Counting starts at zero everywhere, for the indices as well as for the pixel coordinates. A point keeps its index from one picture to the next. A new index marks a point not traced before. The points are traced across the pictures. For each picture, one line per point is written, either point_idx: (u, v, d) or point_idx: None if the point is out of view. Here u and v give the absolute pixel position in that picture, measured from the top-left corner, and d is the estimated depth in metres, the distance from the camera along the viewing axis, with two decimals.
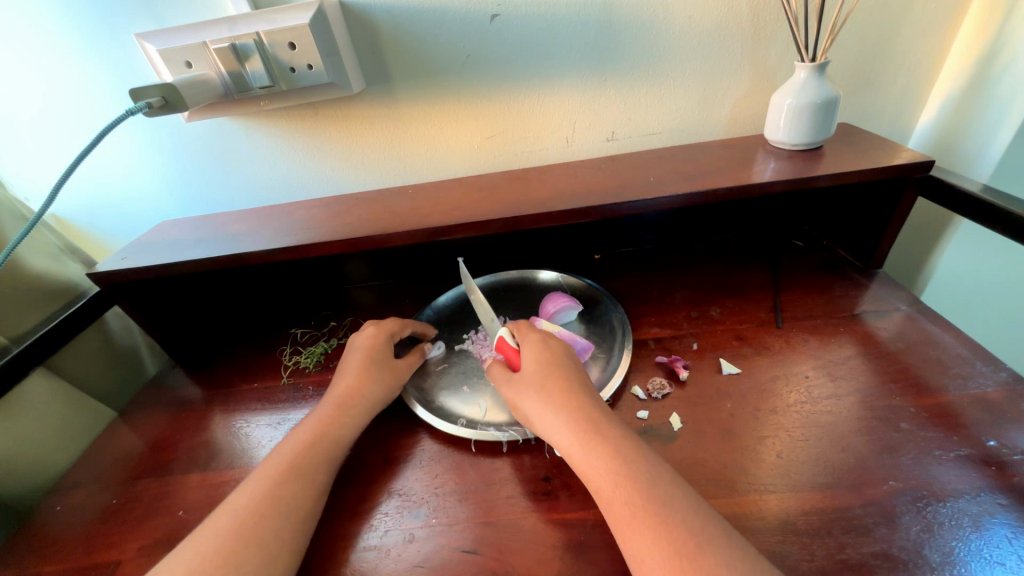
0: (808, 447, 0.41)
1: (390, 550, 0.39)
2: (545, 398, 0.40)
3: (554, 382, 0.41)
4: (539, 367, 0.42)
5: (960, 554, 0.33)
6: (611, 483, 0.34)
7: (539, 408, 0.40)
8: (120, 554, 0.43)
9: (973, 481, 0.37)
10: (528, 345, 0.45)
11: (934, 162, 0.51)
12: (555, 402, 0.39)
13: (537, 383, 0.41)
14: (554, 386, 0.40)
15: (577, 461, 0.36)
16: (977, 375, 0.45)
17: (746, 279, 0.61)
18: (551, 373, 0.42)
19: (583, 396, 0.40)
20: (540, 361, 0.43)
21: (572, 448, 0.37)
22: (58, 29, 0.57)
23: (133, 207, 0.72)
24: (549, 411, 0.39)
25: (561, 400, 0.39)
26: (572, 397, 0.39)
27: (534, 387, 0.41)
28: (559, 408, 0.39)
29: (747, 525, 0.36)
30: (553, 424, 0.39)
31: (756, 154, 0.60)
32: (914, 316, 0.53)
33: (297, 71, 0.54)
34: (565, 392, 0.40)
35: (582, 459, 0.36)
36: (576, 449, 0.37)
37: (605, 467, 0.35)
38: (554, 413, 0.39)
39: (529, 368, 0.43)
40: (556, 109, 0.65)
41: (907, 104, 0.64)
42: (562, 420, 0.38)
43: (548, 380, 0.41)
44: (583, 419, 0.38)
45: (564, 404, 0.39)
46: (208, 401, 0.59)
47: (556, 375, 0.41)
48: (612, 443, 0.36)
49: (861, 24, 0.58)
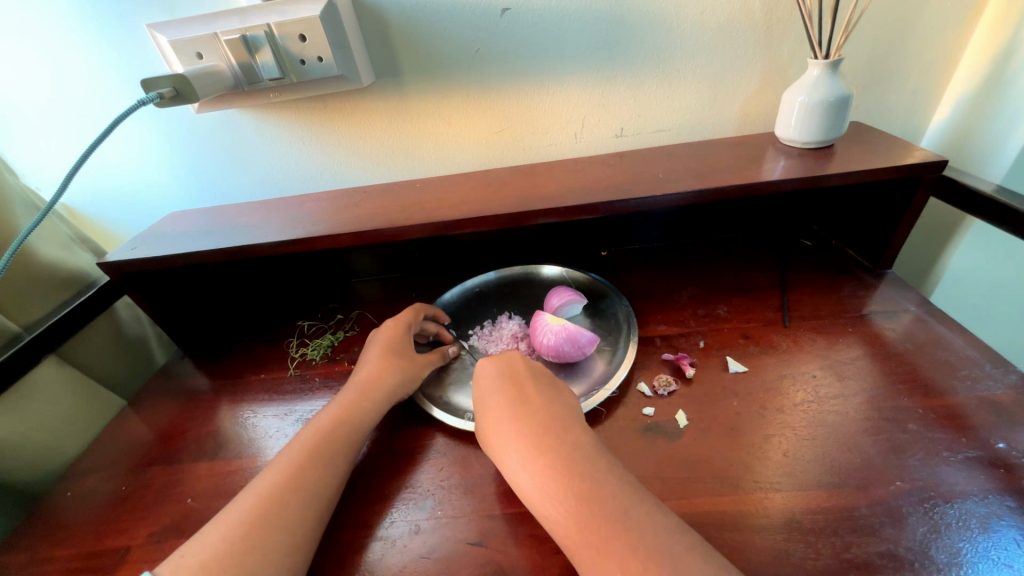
0: (815, 447, 0.41)
1: (395, 540, 0.39)
2: (496, 425, 0.39)
3: (503, 408, 0.40)
4: (494, 390, 0.42)
5: (966, 555, 0.33)
6: (556, 514, 0.33)
7: (493, 435, 0.39)
8: (128, 540, 0.44)
9: (981, 484, 0.37)
10: (509, 361, 0.45)
11: (947, 162, 0.50)
12: (503, 429, 0.39)
13: (501, 408, 0.40)
14: (504, 411, 0.40)
15: (526, 493, 0.35)
16: (986, 377, 0.45)
17: (754, 278, 0.61)
18: (502, 397, 0.41)
19: (531, 417, 0.39)
20: (502, 383, 0.42)
21: (520, 478, 0.36)
22: (70, 19, 0.57)
23: (143, 198, 0.72)
24: (509, 443, 0.38)
25: (521, 428, 0.38)
26: (531, 423, 0.38)
27: (488, 414, 0.41)
28: (508, 436, 0.38)
29: (751, 523, 0.36)
30: (505, 453, 0.38)
31: (767, 151, 0.59)
32: (924, 317, 0.53)
33: (307, 63, 0.54)
34: (523, 418, 0.39)
35: (529, 488, 0.35)
36: (524, 478, 0.36)
37: (548, 497, 0.34)
38: (505, 442, 0.38)
39: (485, 394, 0.42)
40: (565, 104, 0.64)
41: (921, 103, 0.64)
42: (510, 449, 0.38)
43: (513, 403, 0.40)
44: (540, 448, 0.36)
45: (512, 430, 0.38)
46: (216, 391, 0.59)
47: (515, 400, 0.40)
48: (555, 467, 0.35)
49: (875, 22, 0.58)
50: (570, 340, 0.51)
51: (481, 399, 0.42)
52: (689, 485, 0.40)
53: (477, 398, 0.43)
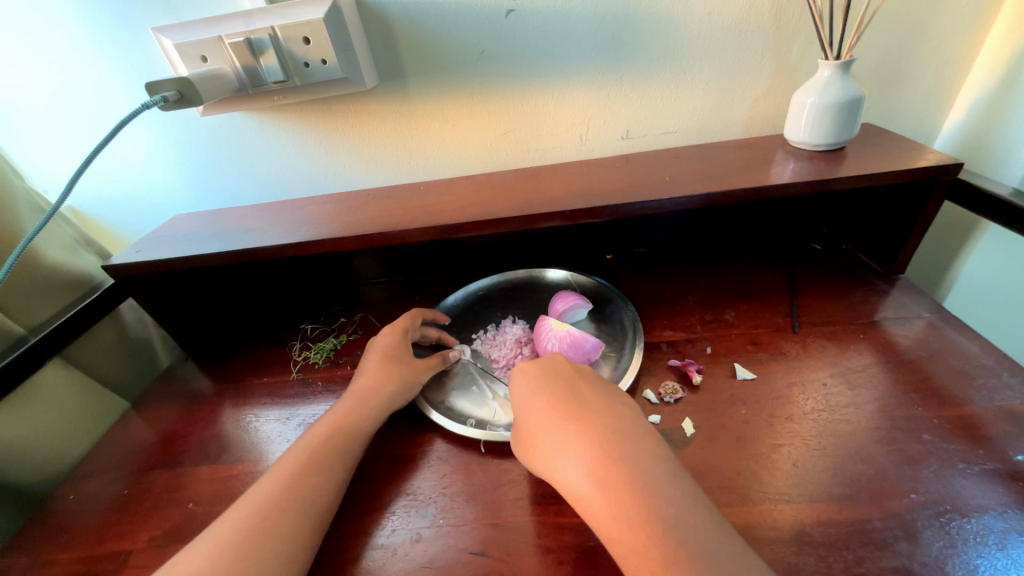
0: (825, 457, 0.40)
1: (396, 549, 0.38)
2: (546, 427, 0.38)
3: (553, 408, 0.39)
4: (540, 392, 0.41)
5: (985, 572, 0.32)
6: (616, 520, 0.32)
7: (542, 438, 0.38)
8: (129, 545, 0.43)
9: (999, 497, 0.36)
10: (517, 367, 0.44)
11: (963, 164, 0.49)
12: (555, 431, 0.38)
13: (543, 408, 0.40)
14: (556, 412, 0.39)
15: (582, 498, 0.34)
16: (1003, 387, 0.44)
17: (763, 283, 0.60)
18: (551, 398, 0.40)
19: (585, 418, 0.38)
20: (542, 384, 0.42)
21: (575, 482, 0.35)
22: (76, 23, 0.57)
23: (148, 201, 0.72)
24: (552, 443, 0.37)
25: (565, 428, 0.37)
26: (576, 422, 0.37)
27: (535, 415, 0.40)
28: (560, 438, 0.37)
29: (760, 535, 0.36)
30: (555, 455, 0.37)
31: (776, 154, 0.58)
32: (937, 323, 0.51)
33: (311, 66, 0.54)
34: (569, 418, 0.38)
35: (586, 493, 0.34)
36: (578, 483, 0.34)
37: (597, 500, 0.33)
38: (556, 444, 0.37)
39: (530, 395, 0.41)
40: (571, 107, 0.64)
41: (934, 104, 0.62)
42: (563, 452, 0.36)
43: (555, 402, 0.39)
44: (587, 449, 0.35)
45: (565, 431, 0.37)
46: (219, 394, 0.59)
47: (558, 400, 0.39)
48: (611, 472, 0.33)
49: (887, 22, 0.57)
50: (574, 346, 0.50)
51: (522, 399, 0.42)
52: None
53: (521, 400, 0.42)
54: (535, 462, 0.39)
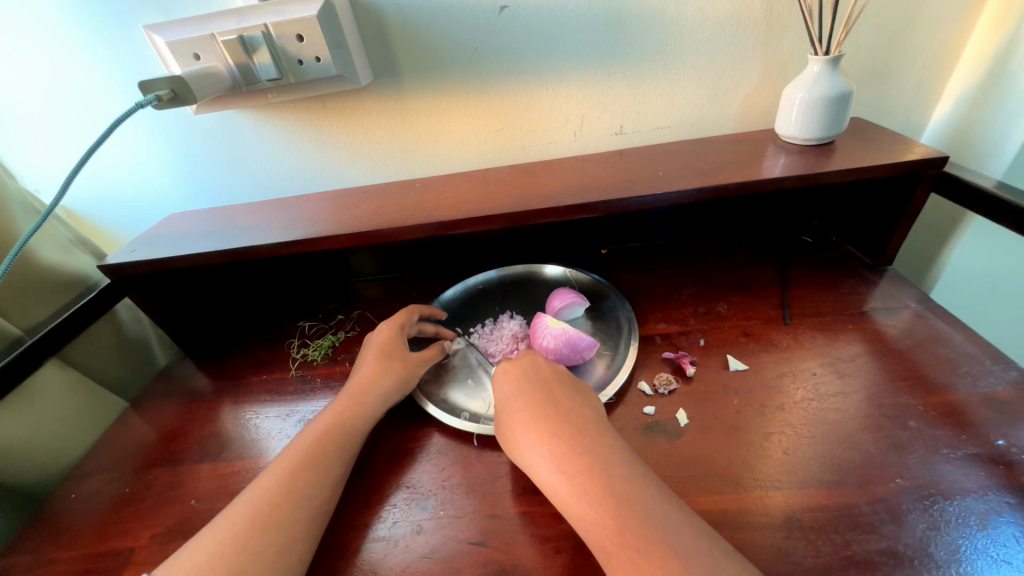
0: (815, 444, 0.41)
1: (397, 540, 0.39)
2: (523, 426, 0.39)
3: (529, 408, 0.40)
4: (515, 391, 0.42)
5: (966, 552, 0.33)
6: (590, 516, 0.33)
7: (519, 437, 0.39)
8: (132, 542, 0.44)
9: (981, 480, 0.37)
10: (514, 362, 0.44)
11: (948, 158, 0.50)
12: (531, 430, 0.38)
13: (517, 406, 0.41)
14: (530, 412, 0.39)
15: (559, 494, 0.35)
16: (987, 374, 0.45)
17: (754, 276, 0.61)
18: (528, 398, 0.41)
19: (559, 418, 0.38)
20: (517, 383, 0.42)
21: (551, 479, 0.36)
22: (66, 22, 0.57)
23: (142, 200, 0.72)
24: (528, 439, 0.38)
25: (537, 426, 0.38)
26: (549, 420, 0.38)
27: (513, 414, 0.40)
28: (536, 437, 0.38)
29: (752, 521, 0.37)
30: (533, 453, 0.38)
31: (767, 148, 0.59)
32: (924, 313, 0.53)
33: (305, 63, 0.54)
34: (540, 415, 0.39)
35: (561, 490, 0.35)
36: (553, 477, 0.35)
37: (572, 492, 0.34)
38: (532, 443, 0.38)
39: (507, 395, 0.42)
40: (565, 103, 0.64)
41: (922, 98, 0.63)
42: (540, 450, 0.37)
43: (529, 401, 0.40)
44: (558, 444, 0.37)
45: (541, 431, 0.38)
46: (218, 392, 0.59)
47: (532, 398, 0.40)
48: (584, 466, 0.35)
49: (876, 17, 0.57)
50: (569, 344, 0.51)
51: (498, 398, 0.43)
52: (689, 483, 0.40)
53: (499, 400, 0.43)
54: (515, 459, 0.40)
